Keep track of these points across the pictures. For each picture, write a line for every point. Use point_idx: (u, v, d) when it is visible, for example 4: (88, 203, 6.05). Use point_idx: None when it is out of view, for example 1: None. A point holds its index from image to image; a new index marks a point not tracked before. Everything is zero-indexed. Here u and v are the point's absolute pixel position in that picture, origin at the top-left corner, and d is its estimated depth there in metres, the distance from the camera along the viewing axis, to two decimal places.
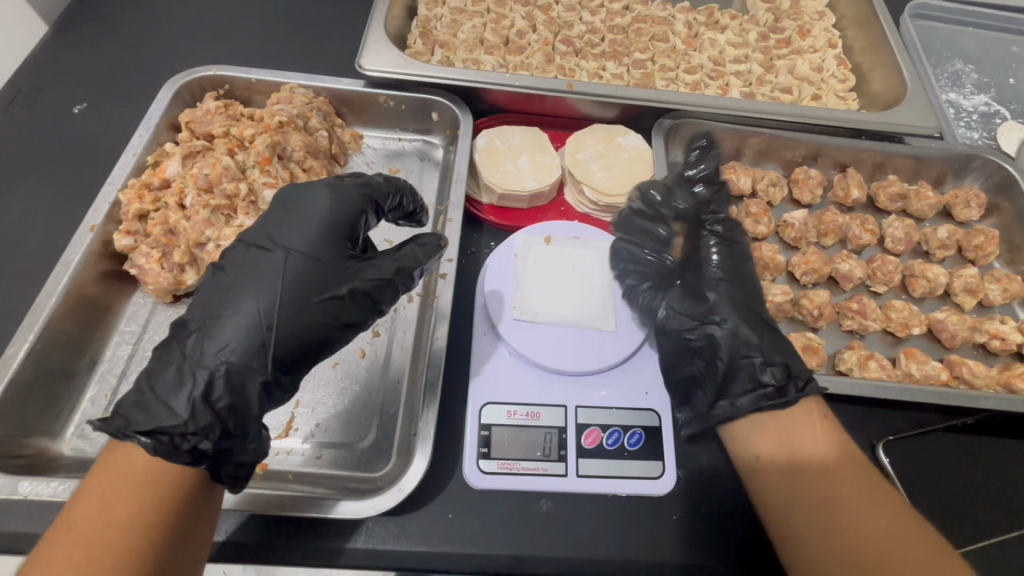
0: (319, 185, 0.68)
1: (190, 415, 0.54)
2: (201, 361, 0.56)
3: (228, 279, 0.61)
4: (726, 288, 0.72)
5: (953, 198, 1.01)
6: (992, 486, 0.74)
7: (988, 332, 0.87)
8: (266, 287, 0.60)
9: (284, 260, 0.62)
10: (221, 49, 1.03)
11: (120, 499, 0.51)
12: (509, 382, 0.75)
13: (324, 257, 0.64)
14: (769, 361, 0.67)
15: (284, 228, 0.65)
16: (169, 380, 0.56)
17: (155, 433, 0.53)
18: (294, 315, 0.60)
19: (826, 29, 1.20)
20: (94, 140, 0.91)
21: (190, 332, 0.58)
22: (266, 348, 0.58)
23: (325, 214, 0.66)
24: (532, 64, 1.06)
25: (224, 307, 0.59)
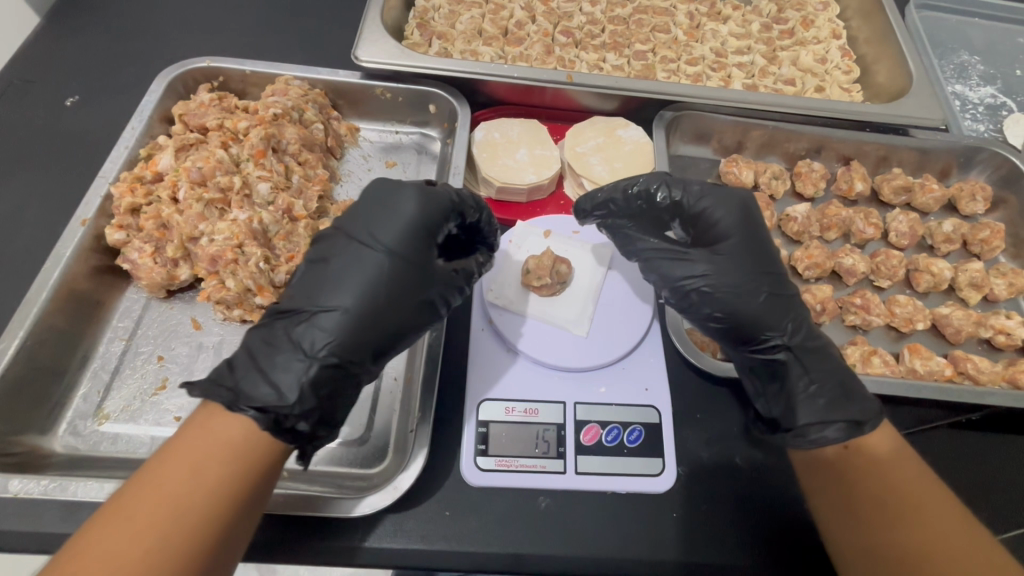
0: (415, 184, 0.66)
1: (298, 398, 0.55)
2: (307, 349, 0.58)
3: (331, 271, 0.62)
4: (779, 309, 0.69)
5: (959, 191, 0.99)
6: (995, 484, 0.73)
7: (993, 328, 0.86)
8: (368, 288, 0.61)
9: (384, 261, 0.62)
10: (214, 40, 1.01)
11: (202, 463, 0.49)
12: (507, 378, 0.74)
13: (417, 261, 0.64)
14: (837, 413, 0.63)
15: (381, 225, 0.64)
16: (280, 361, 0.57)
17: (267, 407, 0.53)
18: (391, 316, 0.61)
19: (830, 20, 1.18)
20: (85, 133, 0.89)
21: (297, 319, 0.60)
22: (367, 344, 0.60)
23: (417, 215, 0.65)
24: (531, 56, 1.04)
25: (332, 299, 0.60)
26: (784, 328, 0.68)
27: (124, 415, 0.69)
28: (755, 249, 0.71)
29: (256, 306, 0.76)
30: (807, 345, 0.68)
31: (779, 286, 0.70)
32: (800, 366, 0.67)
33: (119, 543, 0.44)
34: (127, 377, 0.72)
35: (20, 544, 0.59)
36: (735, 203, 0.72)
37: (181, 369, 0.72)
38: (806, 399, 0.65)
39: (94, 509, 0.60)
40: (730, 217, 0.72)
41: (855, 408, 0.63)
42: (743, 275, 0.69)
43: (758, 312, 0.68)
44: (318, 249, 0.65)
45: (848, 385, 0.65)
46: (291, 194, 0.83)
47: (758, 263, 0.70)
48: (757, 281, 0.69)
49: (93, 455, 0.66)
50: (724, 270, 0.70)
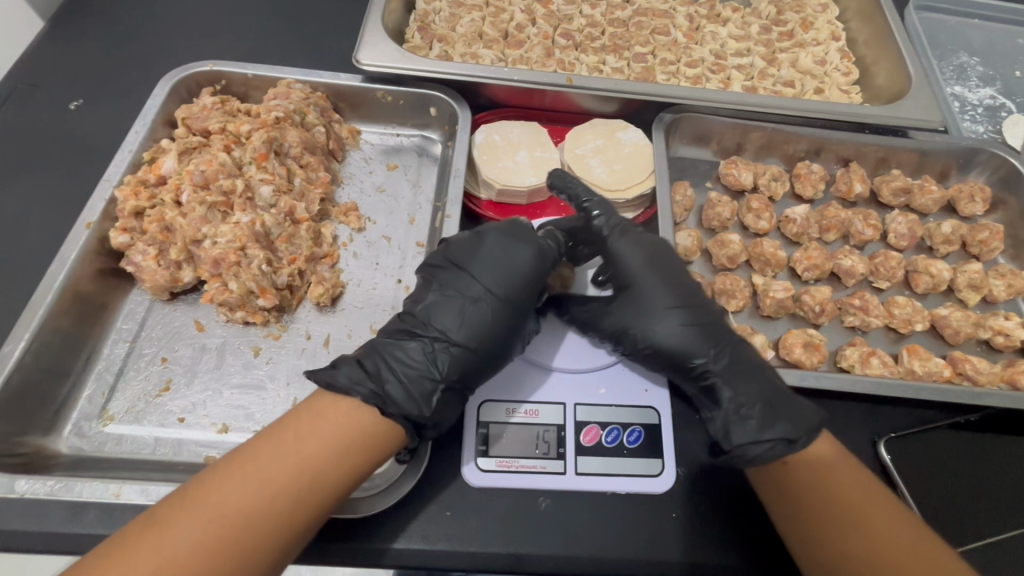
0: (531, 237, 0.73)
1: (430, 412, 0.63)
2: (436, 372, 0.64)
3: (450, 302, 0.68)
4: (700, 340, 0.71)
5: (958, 192, 1.00)
6: (994, 484, 0.74)
7: (992, 328, 0.86)
8: (485, 320, 0.67)
9: (500, 297, 0.68)
10: (216, 44, 1.02)
11: (311, 449, 0.56)
12: (507, 379, 0.75)
13: (527, 307, 0.70)
14: (770, 427, 0.66)
15: (497, 269, 0.70)
16: (410, 377, 0.63)
17: (408, 415, 0.61)
18: (504, 355, 0.68)
19: (829, 22, 1.19)
20: (89, 136, 0.90)
21: (422, 342, 0.66)
22: (480, 369, 0.67)
23: (534, 268, 0.71)
24: (531, 58, 1.05)
25: (454, 331, 0.66)
26: (704, 357, 0.70)
27: (128, 416, 0.70)
28: (668, 283, 0.74)
29: (259, 308, 0.76)
30: (732, 368, 0.70)
31: (699, 315, 0.73)
32: (726, 389, 0.70)
33: (234, 498, 0.52)
34: (131, 378, 0.72)
35: (24, 545, 0.60)
36: (643, 245, 0.76)
37: (185, 371, 0.73)
38: (735, 422, 0.68)
39: (98, 509, 0.61)
40: (639, 256, 0.75)
41: (786, 426, 0.65)
42: (660, 310, 0.73)
43: (679, 346, 0.71)
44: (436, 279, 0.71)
45: (776, 403, 0.67)
46: (293, 197, 0.84)
47: (674, 295, 0.74)
48: (670, 313, 0.73)
49: (97, 456, 0.67)
50: (644, 307, 0.73)
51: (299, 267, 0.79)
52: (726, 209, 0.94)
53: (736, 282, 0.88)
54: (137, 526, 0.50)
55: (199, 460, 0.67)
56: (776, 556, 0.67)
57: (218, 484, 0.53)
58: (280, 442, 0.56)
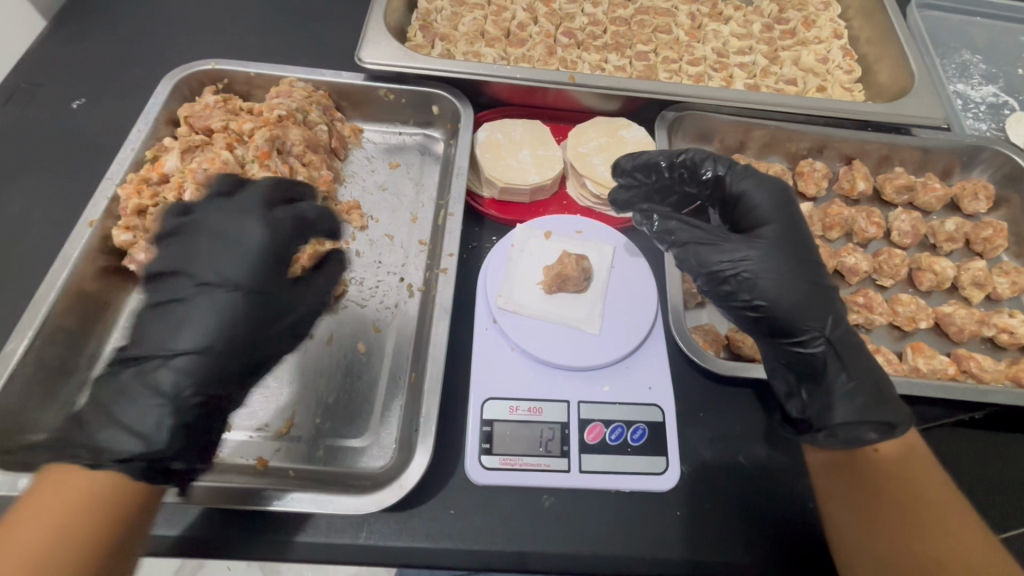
0: (256, 210, 0.63)
1: (167, 442, 0.54)
2: (162, 397, 0.54)
3: (175, 313, 0.57)
4: (822, 298, 0.66)
5: (961, 190, 0.99)
6: (1000, 481, 0.73)
7: (996, 326, 0.86)
8: (222, 320, 0.57)
9: (229, 298, 0.58)
10: (219, 43, 1.02)
11: (80, 512, 0.52)
12: (510, 377, 0.75)
13: (266, 291, 0.60)
14: (879, 412, 0.62)
15: (212, 257, 0.59)
16: (131, 412, 0.54)
17: (133, 457, 0.53)
18: (252, 356, 0.60)
19: (832, 20, 1.19)
20: (92, 135, 0.90)
21: (144, 368, 0.55)
22: (230, 376, 0.58)
23: (265, 235, 0.61)
24: (533, 57, 1.05)
25: (178, 341, 0.56)
26: (826, 315, 0.66)
27: None
28: (792, 238, 0.69)
29: None
30: (847, 342, 0.66)
31: (817, 280, 0.67)
32: (840, 361, 0.65)
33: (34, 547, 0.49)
34: None
35: None
36: (774, 188, 0.72)
37: None
38: (840, 397, 0.64)
39: None
40: (768, 198, 0.71)
41: (889, 411, 0.63)
42: (785, 267, 0.66)
43: (807, 297, 0.66)
44: (156, 286, 0.59)
45: (885, 390, 0.64)
46: None
47: (795, 255, 0.68)
48: (800, 262, 0.67)
49: None
50: (767, 259, 0.67)
51: None
52: None
53: None
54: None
55: None
56: (781, 552, 0.67)
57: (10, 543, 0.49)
58: (44, 501, 0.52)
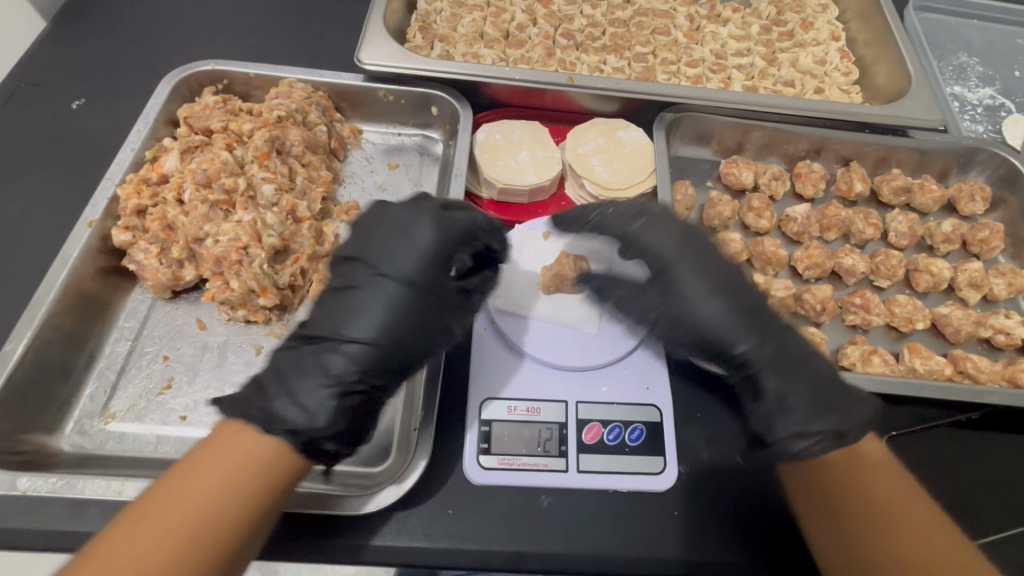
0: (432, 210, 0.67)
1: (328, 421, 0.57)
2: (334, 375, 0.59)
3: (352, 301, 0.62)
4: (743, 320, 0.66)
5: (958, 191, 1.00)
6: (996, 481, 0.74)
7: (992, 327, 0.86)
8: (384, 314, 0.61)
9: (399, 293, 0.62)
10: (218, 43, 1.02)
11: (245, 477, 0.51)
12: (509, 378, 0.75)
13: (435, 290, 0.64)
14: (818, 426, 0.61)
15: (395, 253, 0.64)
16: (305, 383, 0.58)
17: (299, 430, 0.55)
18: (408, 355, 0.62)
19: (829, 22, 1.19)
20: (91, 135, 0.90)
21: (320, 346, 0.60)
22: (387, 368, 0.61)
23: (431, 242, 0.65)
24: (532, 58, 1.05)
25: (351, 328, 0.61)
26: (744, 342, 0.65)
27: (129, 414, 0.70)
28: (706, 264, 0.68)
29: (260, 306, 0.76)
30: (782, 359, 0.65)
31: (741, 303, 0.67)
32: (772, 381, 0.65)
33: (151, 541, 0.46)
34: (132, 377, 0.72)
35: (26, 542, 0.60)
36: (666, 226, 0.70)
37: (186, 369, 0.73)
38: (785, 417, 0.63)
39: (102, 507, 0.61)
40: (668, 240, 0.69)
41: (834, 418, 0.61)
42: (699, 305, 0.67)
43: (723, 332, 0.66)
44: (335, 273, 0.66)
45: (825, 397, 0.63)
46: (295, 195, 0.84)
47: (712, 280, 0.68)
48: (712, 297, 0.67)
49: (99, 453, 0.67)
50: (685, 287, 0.68)
51: (301, 266, 0.79)
52: (725, 209, 0.94)
53: None
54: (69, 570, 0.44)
55: None
56: (777, 552, 0.67)
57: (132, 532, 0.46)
58: (207, 461, 0.51)
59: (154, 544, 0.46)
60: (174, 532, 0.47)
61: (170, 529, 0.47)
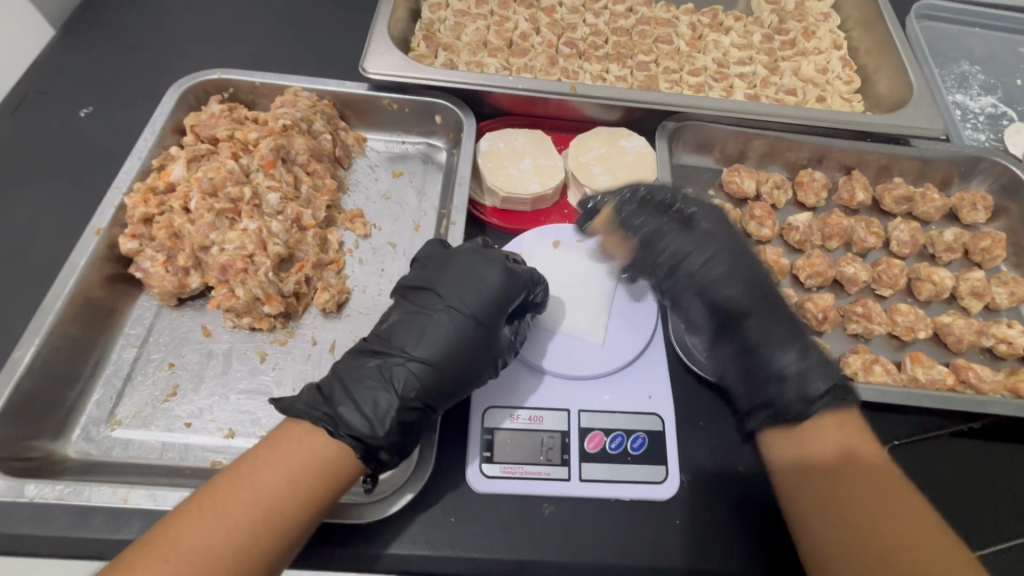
0: (502, 258, 0.71)
1: (386, 432, 0.61)
2: (397, 390, 0.63)
3: (418, 325, 0.67)
4: (757, 298, 0.75)
5: (960, 200, 1.00)
6: (998, 492, 0.74)
7: (995, 336, 0.86)
8: (445, 342, 0.66)
9: (462, 326, 0.67)
10: (224, 52, 1.03)
11: (305, 476, 0.57)
12: (512, 386, 0.75)
13: (496, 329, 0.69)
14: (808, 376, 0.69)
15: (462, 287, 0.69)
16: (368, 394, 0.62)
17: (361, 437, 0.60)
18: (462, 386, 0.66)
19: (831, 31, 1.20)
20: (98, 143, 0.91)
21: (385, 361, 0.65)
22: (442, 394, 0.65)
23: (500, 285, 0.69)
24: (535, 67, 1.06)
25: (417, 350, 0.65)
26: (755, 316, 0.73)
27: (135, 421, 0.70)
28: (733, 250, 0.78)
29: (265, 314, 0.77)
30: (784, 333, 0.72)
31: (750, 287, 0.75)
32: (775, 352, 0.71)
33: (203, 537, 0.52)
34: (138, 384, 0.73)
35: (32, 548, 0.60)
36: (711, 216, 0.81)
37: (192, 376, 0.73)
38: (782, 386, 0.69)
39: (106, 514, 0.61)
40: (711, 221, 0.80)
41: (826, 378, 0.69)
42: (726, 274, 0.76)
43: (737, 300, 0.74)
44: (404, 297, 0.71)
45: (821, 367, 0.69)
46: (300, 204, 0.84)
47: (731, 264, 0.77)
48: (730, 275, 0.76)
49: (105, 460, 0.68)
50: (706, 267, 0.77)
51: (305, 274, 0.80)
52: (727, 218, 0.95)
53: None
54: (156, 538, 0.52)
55: (206, 465, 0.68)
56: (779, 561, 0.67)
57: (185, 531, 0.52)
58: (276, 458, 0.58)
59: (219, 531, 0.52)
60: (242, 520, 0.53)
61: (238, 517, 0.53)
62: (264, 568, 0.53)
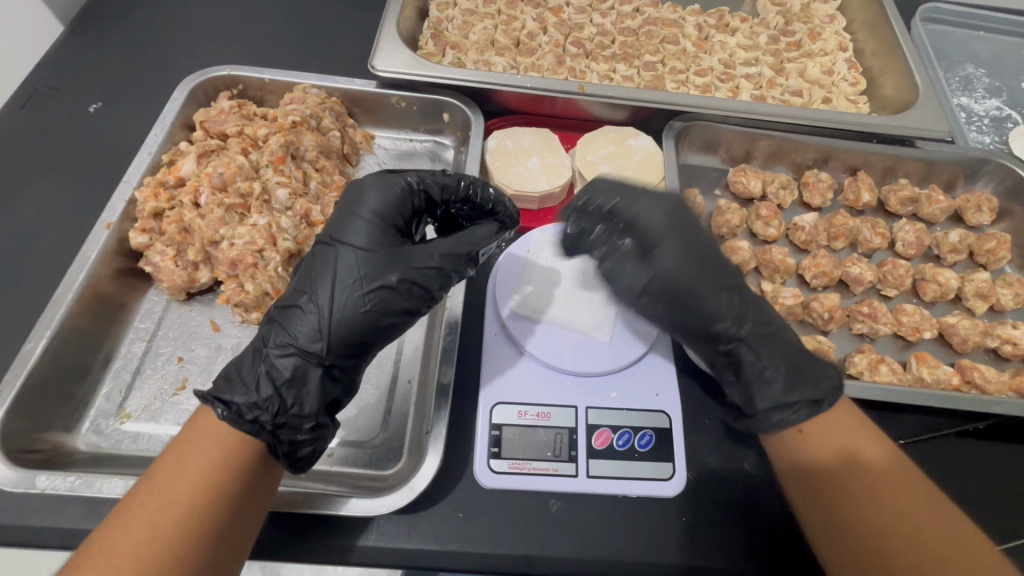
0: (377, 180, 0.70)
1: (257, 387, 0.59)
2: (272, 343, 0.62)
3: (302, 273, 0.66)
4: (726, 295, 0.73)
5: (965, 202, 1.00)
6: (1003, 490, 0.74)
7: (999, 337, 0.87)
8: (322, 283, 0.64)
9: (342, 260, 0.65)
10: (233, 49, 1.04)
11: (196, 455, 0.54)
12: (521, 383, 0.76)
13: (381, 249, 0.66)
14: (790, 384, 0.68)
15: (338, 224, 0.68)
16: (247, 358, 0.62)
17: (230, 404, 0.57)
18: (355, 325, 0.63)
19: (837, 32, 1.20)
20: (108, 138, 0.92)
21: (268, 320, 0.64)
22: (323, 332, 0.62)
23: (375, 206, 0.69)
24: (543, 66, 1.07)
25: (296, 299, 0.64)
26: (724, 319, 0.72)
27: (144, 414, 0.71)
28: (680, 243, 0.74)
29: None
30: (763, 334, 0.72)
31: (720, 274, 0.75)
32: (754, 355, 0.71)
33: (129, 539, 0.48)
34: (147, 377, 0.73)
35: (44, 539, 0.61)
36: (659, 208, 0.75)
37: (200, 370, 0.74)
38: (767, 380, 0.69)
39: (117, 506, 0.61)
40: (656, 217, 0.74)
41: (811, 389, 0.67)
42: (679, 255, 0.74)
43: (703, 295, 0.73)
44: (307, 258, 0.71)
45: (801, 368, 0.69)
46: (309, 199, 0.85)
47: (694, 251, 0.75)
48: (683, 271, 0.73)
49: (115, 453, 0.68)
50: (671, 269, 0.73)
51: None
52: (733, 217, 0.96)
53: None
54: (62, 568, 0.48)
55: None
56: (789, 557, 0.67)
57: (112, 539, 0.48)
58: (165, 455, 0.55)
59: (140, 528, 0.49)
60: (138, 519, 0.50)
61: (153, 510, 0.50)
62: (202, 541, 0.50)
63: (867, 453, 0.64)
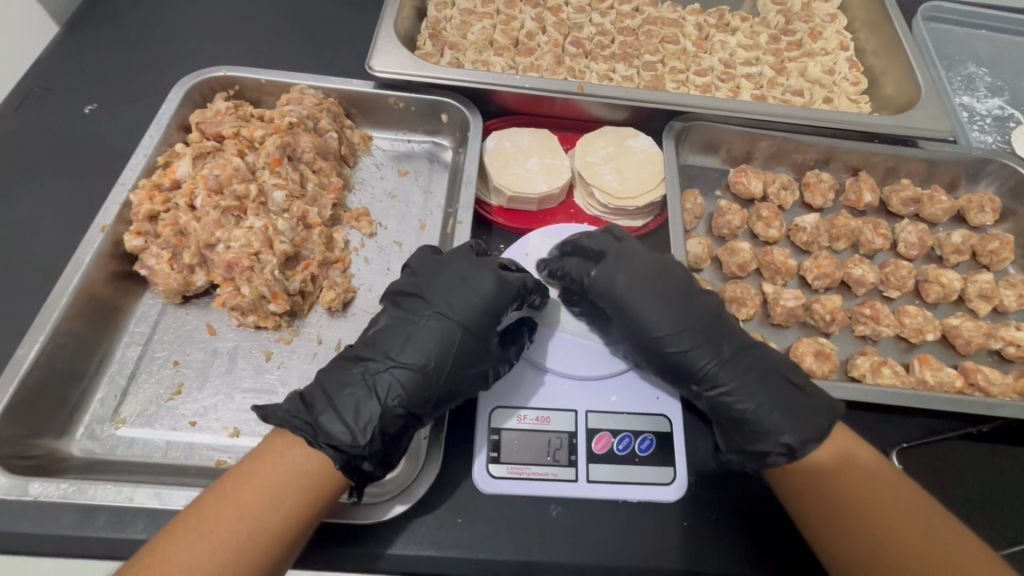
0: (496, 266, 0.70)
1: (368, 441, 0.59)
2: (380, 398, 0.61)
3: (407, 332, 0.66)
4: (705, 351, 0.70)
5: (967, 202, 1.00)
6: (1007, 494, 0.73)
7: (1003, 339, 0.86)
8: (438, 351, 0.64)
9: (456, 336, 0.65)
10: (229, 50, 1.03)
11: (285, 489, 0.56)
12: (520, 387, 0.75)
13: (489, 338, 0.67)
14: (767, 427, 0.67)
15: (457, 296, 0.67)
16: (352, 403, 0.61)
17: (342, 448, 0.58)
18: (458, 377, 0.65)
19: (838, 32, 1.19)
20: (103, 139, 0.91)
21: (370, 368, 0.63)
22: (432, 401, 0.64)
23: (496, 296, 0.68)
24: (541, 66, 1.06)
25: (407, 359, 0.64)
26: (705, 371, 0.69)
27: (140, 419, 0.70)
28: (661, 303, 0.71)
29: (270, 312, 0.76)
30: (746, 385, 0.69)
31: (704, 330, 0.71)
32: (734, 404, 0.69)
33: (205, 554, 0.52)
34: (143, 381, 0.72)
35: (36, 546, 0.60)
36: (626, 269, 0.72)
37: (196, 374, 0.73)
38: (745, 426, 0.68)
39: (111, 513, 0.61)
40: (623, 280, 0.72)
41: (788, 436, 0.66)
42: (654, 317, 0.71)
43: (679, 361, 0.70)
44: (398, 305, 0.69)
45: (785, 412, 0.67)
46: (306, 202, 0.84)
47: (673, 314, 0.71)
48: (666, 335, 0.70)
49: (109, 459, 0.67)
50: (642, 330, 0.71)
51: (311, 273, 0.79)
52: (734, 219, 0.95)
53: (747, 290, 0.88)
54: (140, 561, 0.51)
55: (210, 464, 0.67)
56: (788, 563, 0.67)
57: (191, 547, 0.52)
58: (256, 473, 0.57)
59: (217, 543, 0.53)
60: (224, 540, 0.53)
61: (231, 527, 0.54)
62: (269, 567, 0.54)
63: (865, 457, 0.66)
